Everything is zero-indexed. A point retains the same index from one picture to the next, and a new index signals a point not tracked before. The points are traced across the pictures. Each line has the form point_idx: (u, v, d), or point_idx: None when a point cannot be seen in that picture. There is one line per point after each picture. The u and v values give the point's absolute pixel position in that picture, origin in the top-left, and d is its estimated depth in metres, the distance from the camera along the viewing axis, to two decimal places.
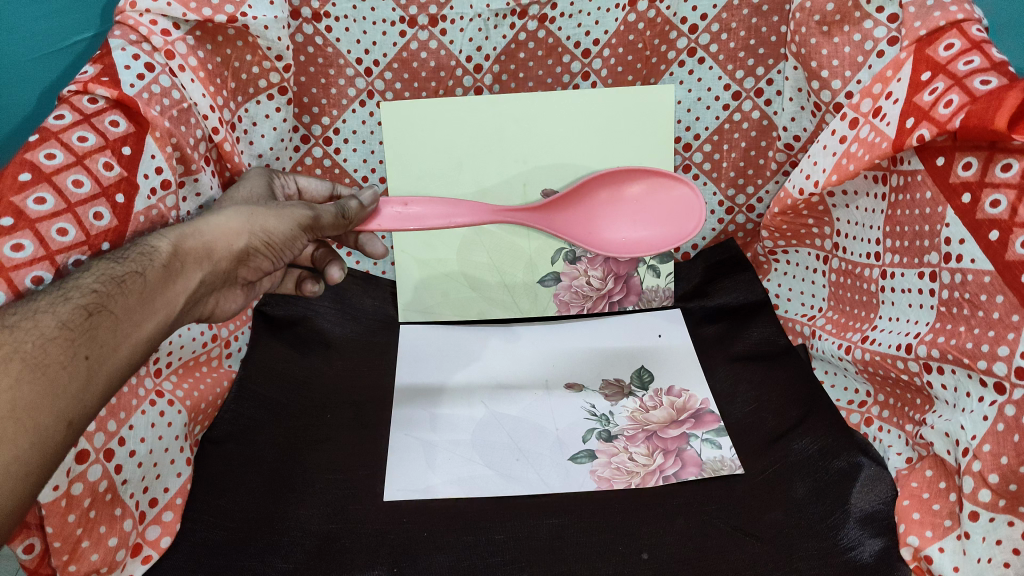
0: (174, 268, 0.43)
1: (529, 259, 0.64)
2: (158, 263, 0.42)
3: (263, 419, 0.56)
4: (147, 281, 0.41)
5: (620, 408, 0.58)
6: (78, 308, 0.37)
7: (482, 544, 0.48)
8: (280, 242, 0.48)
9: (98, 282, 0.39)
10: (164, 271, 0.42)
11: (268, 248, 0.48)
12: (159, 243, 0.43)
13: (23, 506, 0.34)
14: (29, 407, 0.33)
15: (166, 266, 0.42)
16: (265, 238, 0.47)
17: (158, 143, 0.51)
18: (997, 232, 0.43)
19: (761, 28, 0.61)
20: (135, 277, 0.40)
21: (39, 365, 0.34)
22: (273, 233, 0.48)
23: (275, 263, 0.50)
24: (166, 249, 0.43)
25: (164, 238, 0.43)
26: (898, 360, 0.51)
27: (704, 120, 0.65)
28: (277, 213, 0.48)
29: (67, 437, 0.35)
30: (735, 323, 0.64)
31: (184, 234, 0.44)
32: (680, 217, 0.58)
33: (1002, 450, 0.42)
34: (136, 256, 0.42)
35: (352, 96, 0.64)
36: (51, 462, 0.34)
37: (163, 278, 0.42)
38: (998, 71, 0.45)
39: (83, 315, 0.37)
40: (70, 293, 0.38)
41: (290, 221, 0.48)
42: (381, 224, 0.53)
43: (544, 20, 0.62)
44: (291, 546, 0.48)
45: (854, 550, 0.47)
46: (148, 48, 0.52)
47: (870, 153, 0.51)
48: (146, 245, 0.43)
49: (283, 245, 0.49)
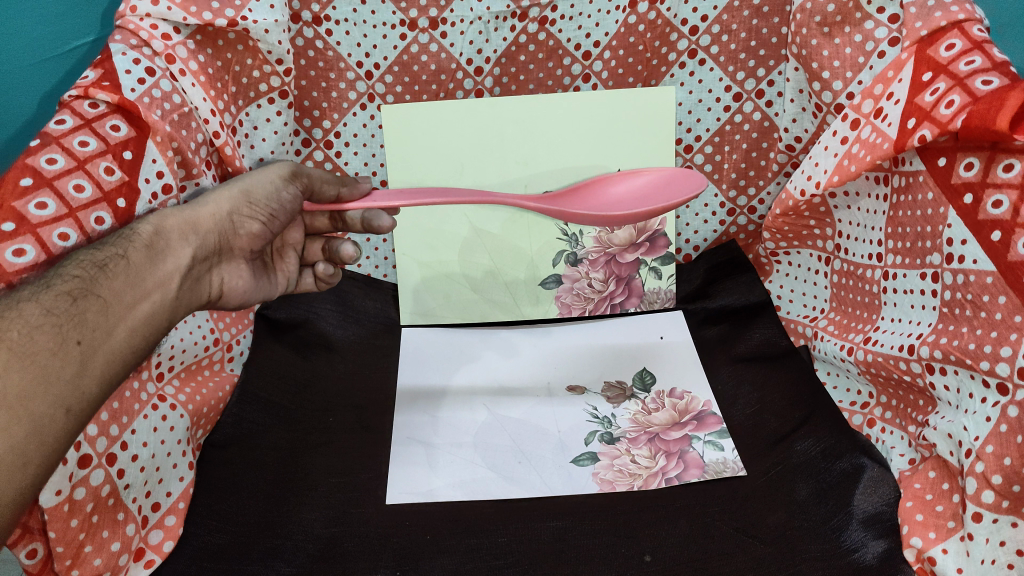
0: (158, 246, 0.43)
1: (530, 261, 0.64)
2: (140, 243, 0.42)
3: (266, 424, 0.56)
4: (131, 261, 0.41)
5: (622, 410, 0.58)
6: (62, 294, 0.38)
7: (486, 548, 0.48)
8: (266, 200, 0.50)
9: (81, 266, 0.39)
10: (148, 250, 0.43)
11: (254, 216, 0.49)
12: (142, 225, 0.44)
13: (23, 495, 0.34)
14: (22, 396, 0.34)
15: (149, 245, 0.43)
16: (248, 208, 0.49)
17: (160, 147, 0.51)
18: (1000, 232, 0.43)
19: (761, 29, 0.61)
20: (118, 259, 0.41)
21: (27, 353, 0.35)
22: (255, 203, 0.49)
23: (263, 236, 0.50)
24: (149, 228, 0.43)
25: (144, 220, 0.44)
26: (901, 361, 0.51)
27: (705, 122, 0.65)
28: (257, 185, 0.50)
29: (67, 424, 0.36)
30: (737, 325, 0.64)
31: (167, 215, 0.45)
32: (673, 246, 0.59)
33: (1005, 451, 0.42)
34: (118, 239, 0.42)
35: (352, 99, 0.64)
36: (50, 452, 0.35)
37: (148, 256, 0.42)
38: (1000, 71, 0.45)
39: (69, 300, 0.38)
40: (52, 280, 0.38)
41: (270, 190, 0.50)
42: (379, 202, 0.53)
43: (544, 23, 0.62)
44: (294, 549, 0.47)
45: (858, 551, 0.46)
46: (149, 52, 0.53)
47: (871, 154, 0.51)
48: (128, 228, 0.43)
49: (268, 215, 0.50)
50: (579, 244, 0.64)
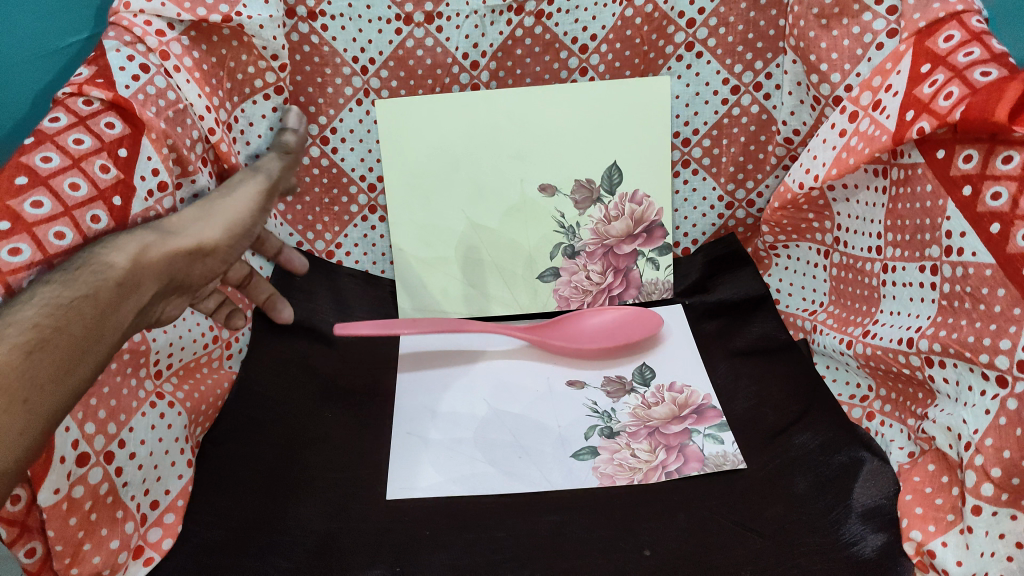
0: (126, 285, 0.41)
1: (528, 254, 0.65)
2: (109, 283, 0.40)
3: (265, 420, 0.56)
4: (95, 306, 0.39)
5: (621, 404, 0.58)
6: (18, 347, 0.36)
7: (485, 542, 0.48)
8: (242, 231, 0.49)
9: (42, 314, 0.37)
10: (115, 291, 0.40)
11: (230, 245, 0.48)
12: (114, 258, 0.41)
13: None
14: None
15: (117, 285, 0.41)
16: (227, 237, 0.48)
17: (155, 145, 0.51)
18: (998, 224, 0.43)
19: (759, 21, 0.60)
20: (83, 304, 0.39)
21: None
22: (236, 230, 0.48)
23: (234, 263, 0.50)
24: (119, 264, 0.41)
25: (119, 252, 0.41)
26: (900, 355, 0.51)
27: (703, 115, 0.64)
28: (240, 211, 0.49)
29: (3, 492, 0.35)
30: (736, 319, 0.64)
31: (144, 243, 0.43)
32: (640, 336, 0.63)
33: (1004, 444, 0.42)
34: (85, 276, 0.40)
35: (348, 95, 0.64)
36: None
37: (114, 298, 0.40)
38: (999, 63, 0.45)
39: (24, 354, 0.36)
40: (5, 328, 0.36)
41: (248, 213, 0.50)
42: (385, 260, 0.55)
43: (541, 16, 0.61)
44: (293, 545, 0.47)
45: (856, 544, 0.47)
46: (143, 48, 0.52)
47: (870, 146, 0.51)
48: (98, 259, 0.41)
49: (245, 240, 0.49)
50: (576, 237, 0.65)
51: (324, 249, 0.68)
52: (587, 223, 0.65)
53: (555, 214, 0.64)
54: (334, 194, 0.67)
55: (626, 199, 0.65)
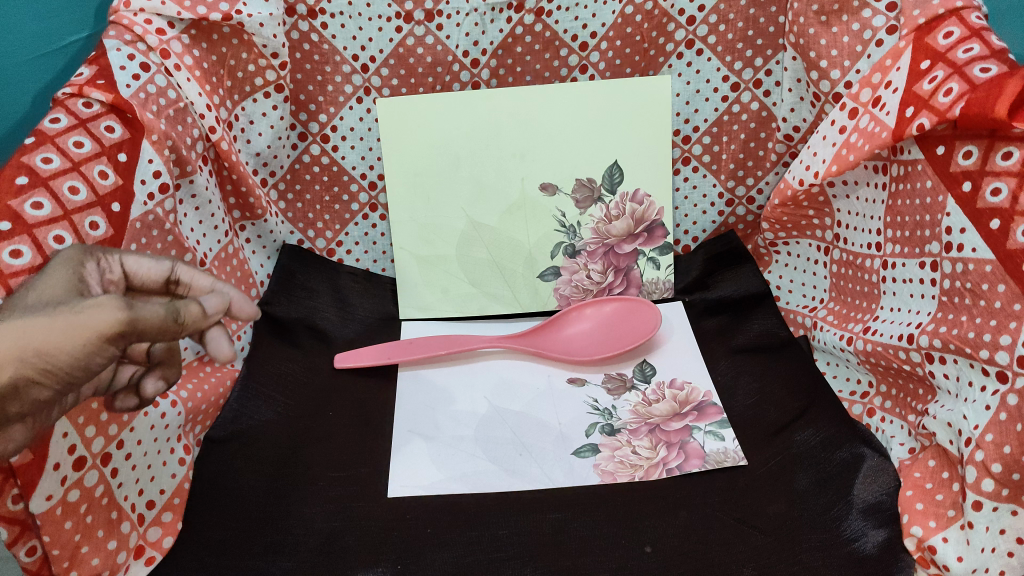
0: None
1: (528, 253, 0.65)
2: None
3: (267, 418, 0.56)
4: None
5: (622, 401, 0.58)
6: None
7: (487, 540, 0.48)
8: (65, 367, 0.33)
9: None
10: None
11: (47, 376, 0.33)
12: None
13: None
14: None
15: None
16: (39, 364, 0.33)
17: (155, 148, 0.51)
18: (998, 220, 0.43)
19: (759, 18, 0.60)
20: None
21: None
22: (52, 357, 0.33)
23: (55, 392, 0.34)
24: None
25: None
26: (901, 351, 0.51)
27: (703, 112, 0.64)
28: (56, 327, 0.33)
29: None
30: (736, 315, 0.64)
31: None
32: (644, 326, 0.63)
33: (1005, 439, 0.42)
34: None
35: (349, 93, 0.64)
36: None
37: None
38: (998, 59, 0.45)
39: None
40: None
41: (77, 338, 0.33)
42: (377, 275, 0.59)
43: (540, 14, 0.61)
44: (296, 543, 0.47)
45: (858, 540, 0.46)
46: (143, 47, 0.52)
47: (870, 143, 0.51)
48: None
49: (66, 369, 0.33)
50: (576, 236, 0.65)
51: (325, 247, 0.68)
52: (587, 222, 0.65)
53: (555, 213, 0.64)
54: (335, 193, 0.67)
55: (626, 198, 0.65)
